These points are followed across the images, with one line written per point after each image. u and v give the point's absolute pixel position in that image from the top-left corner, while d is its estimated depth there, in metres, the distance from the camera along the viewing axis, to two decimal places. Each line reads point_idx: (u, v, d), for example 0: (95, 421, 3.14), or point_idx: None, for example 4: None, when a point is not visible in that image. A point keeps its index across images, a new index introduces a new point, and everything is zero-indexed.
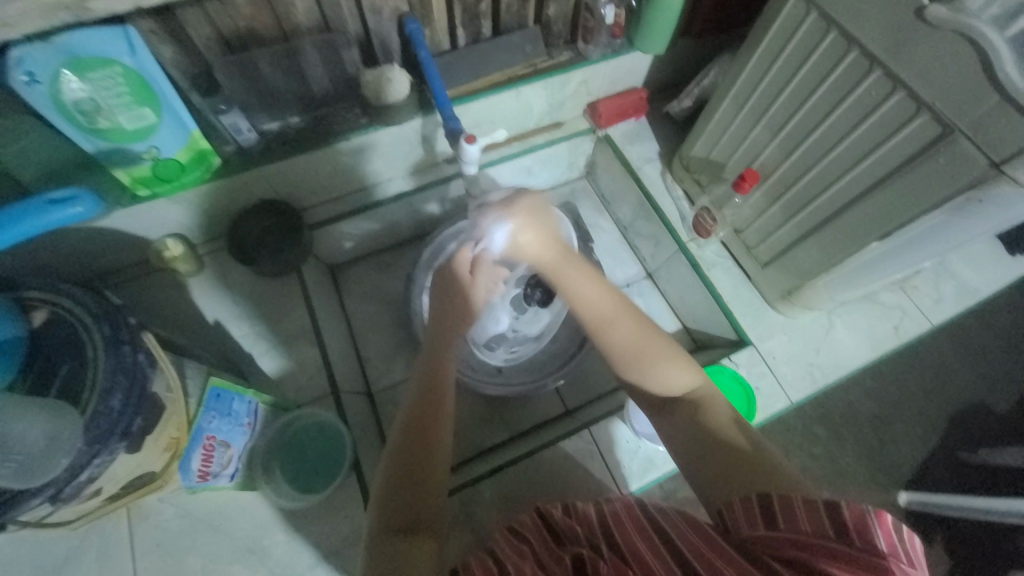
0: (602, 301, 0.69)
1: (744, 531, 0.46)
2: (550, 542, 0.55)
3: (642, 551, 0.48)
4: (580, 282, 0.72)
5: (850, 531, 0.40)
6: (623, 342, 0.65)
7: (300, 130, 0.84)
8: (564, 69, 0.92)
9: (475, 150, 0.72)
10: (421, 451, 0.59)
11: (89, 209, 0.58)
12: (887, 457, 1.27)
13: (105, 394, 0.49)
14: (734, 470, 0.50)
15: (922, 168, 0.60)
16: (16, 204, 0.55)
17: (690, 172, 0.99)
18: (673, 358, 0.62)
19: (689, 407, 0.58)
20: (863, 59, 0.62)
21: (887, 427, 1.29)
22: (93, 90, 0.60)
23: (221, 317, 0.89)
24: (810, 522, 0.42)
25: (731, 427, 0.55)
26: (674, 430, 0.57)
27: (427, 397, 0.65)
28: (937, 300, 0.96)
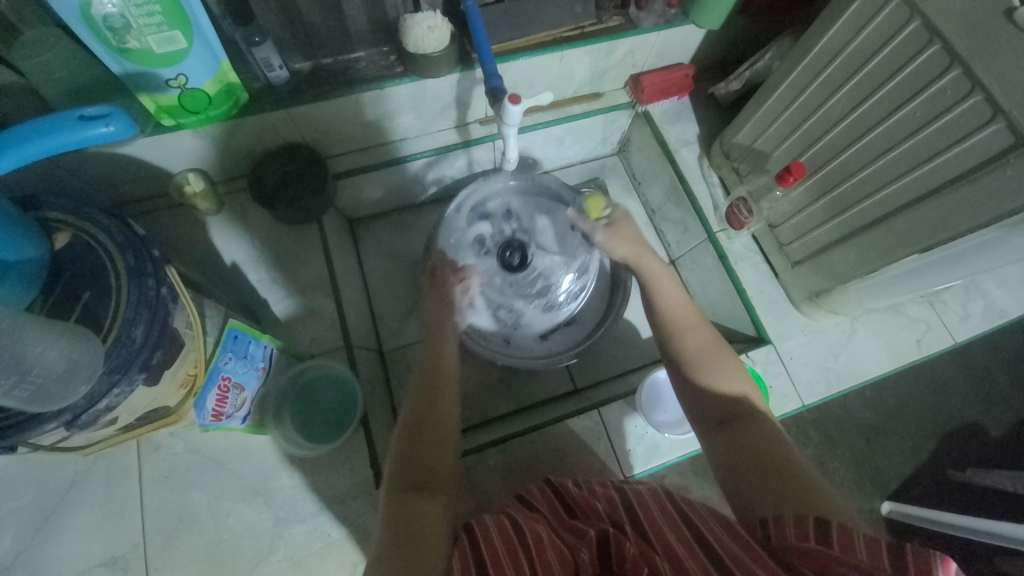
0: (685, 312, 0.71)
1: (790, 541, 0.44)
2: (562, 514, 0.57)
3: (670, 537, 0.49)
4: (667, 292, 0.74)
5: (910, 569, 0.37)
6: (688, 350, 0.66)
7: (332, 72, 0.81)
8: (612, 35, 0.87)
9: (518, 112, 0.67)
10: (429, 415, 0.63)
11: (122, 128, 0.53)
12: (876, 465, 1.28)
13: (127, 325, 0.48)
14: (784, 487, 0.50)
15: (985, 180, 0.56)
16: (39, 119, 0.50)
17: (729, 159, 0.95)
18: (737, 373, 0.63)
19: (758, 424, 0.57)
20: (943, 55, 0.57)
21: (879, 436, 1.30)
22: (123, 5, 0.56)
23: (238, 260, 0.87)
24: (866, 553, 0.39)
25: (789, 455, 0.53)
26: (738, 440, 0.56)
27: (430, 372, 0.70)
28: (963, 318, 0.94)
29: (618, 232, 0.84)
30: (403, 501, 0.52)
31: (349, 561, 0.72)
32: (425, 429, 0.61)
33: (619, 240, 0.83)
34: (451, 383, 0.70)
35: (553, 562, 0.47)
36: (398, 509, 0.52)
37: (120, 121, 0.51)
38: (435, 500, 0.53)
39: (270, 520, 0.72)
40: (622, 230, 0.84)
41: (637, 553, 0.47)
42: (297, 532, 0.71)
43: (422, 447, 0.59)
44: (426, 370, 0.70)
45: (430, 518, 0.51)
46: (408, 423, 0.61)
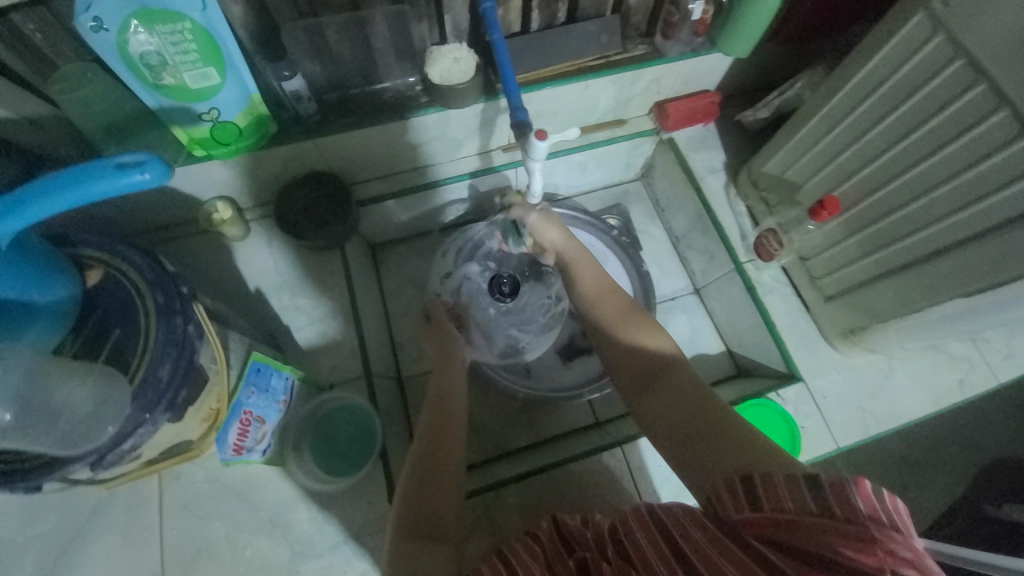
0: (600, 287, 0.74)
1: (731, 513, 0.44)
2: (561, 552, 0.52)
3: (649, 556, 0.46)
4: (584, 271, 0.76)
5: (832, 504, 0.39)
6: (609, 322, 0.70)
7: (359, 103, 0.82)
8: (639, 64, 0.86)
9: (544, 147, 0.66)
10: (432, 441, 0.62)
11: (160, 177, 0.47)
12: (910, 502, 1.22)
13: (155, 364, 0.48)
14: (713, 442, 0.52)
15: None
16: (83, 162, 0.46)
17: (757, 189, 0.92)
18: (651, 333, 0.67)
19: (678, 382, 0.60)
20: (990, 95, 0.55)
21: (914, 472, 1.24)
22: (160, 43, 0.59)
23: (262, 286, 0.88)
24: (790, 497, 0.41)
25: (712, 409, 0.55)
26: (665, 403, 0.59)
27: (441, 404, 0.67)
28: (1009, 356, 0.89)
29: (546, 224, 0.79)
30: (410, 548, 0.51)
31: None
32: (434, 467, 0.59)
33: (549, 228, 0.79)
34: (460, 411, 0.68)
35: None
36: (404, 557, 0.51)
37: (156, 167, 0.46)
38: (443, 549, 0.52)
39: (286, 554, 0.71)
40: (552, 218, 0.80)
41: None
42: (313, 568, 0.70)
43: (428, 493, 0.57)
44: (436, 398, 0.68)
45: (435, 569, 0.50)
46: (418, 456, 0.60)
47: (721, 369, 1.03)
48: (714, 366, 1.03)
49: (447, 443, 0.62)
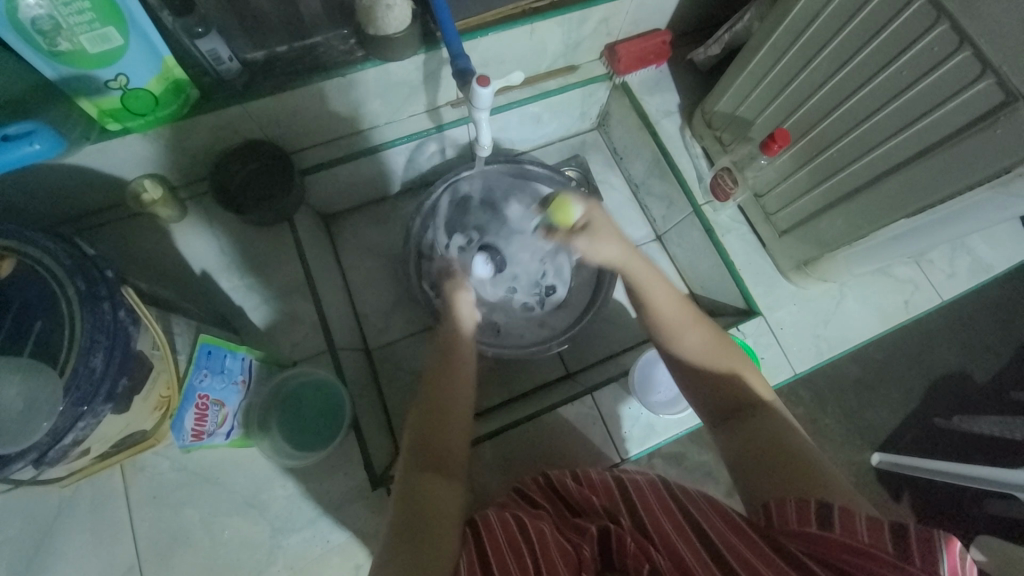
0: (679, 311, 0.63)
1: (791, 526, 0.45)
2: (567, 515, 0.57)
3: (670, 530, 0.48)
4: (652, 286, 0.65)
5: (913, 553, 0.38)
6: (693, 351, 0.61)
7: (289, 61, 0.75)
8: (585, 4, 0.83)
9: (488, 95, 0.62)
10: (441, 402, 0.61)
11: (48, 148, 0.59)
12: (864, 419, 1.30)
13: (84, 354, 0.45)
14: (795, 473, 0.49)
15: (975, 139, 0.54)
16: None
17: (711, 129, 0.92)
18: (739, 360, 0.60)
19: (767, 416, 0.56)
20: (928, 11, 0.55)
21: (867, 391, 1.31)
22: (50, 5, 0.52)
23: (208, 268, 0.83)
24: (867, 534, 0.41)
25: (795, 444, 0.53)
26: (744, 433, 0.55)
27: (448, 357, 0.67)
28: (950, 276, 0.93)
29: (597, 240, 0.68)
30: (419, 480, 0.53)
31: (352, 564, 0.71)
32: (438, 414, 0.60)
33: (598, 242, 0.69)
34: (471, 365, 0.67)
35: (557, 557, 0.46)
36: (410, 488, 0.52)
37: (44, 139, 0.59)
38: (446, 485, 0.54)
39: (267, 531, 0.71)
40: (602, 231, 0.69)
41: (636, 548, 0.46)
42: (295, 542, 0.71)
43: (436, 439, 0.57)
44: (443, 349, 0.69)
45: (438, 498, 0.52)
46: (421, 415, 0.60)
47: None
48: None
49: (455, 395, 0.62)
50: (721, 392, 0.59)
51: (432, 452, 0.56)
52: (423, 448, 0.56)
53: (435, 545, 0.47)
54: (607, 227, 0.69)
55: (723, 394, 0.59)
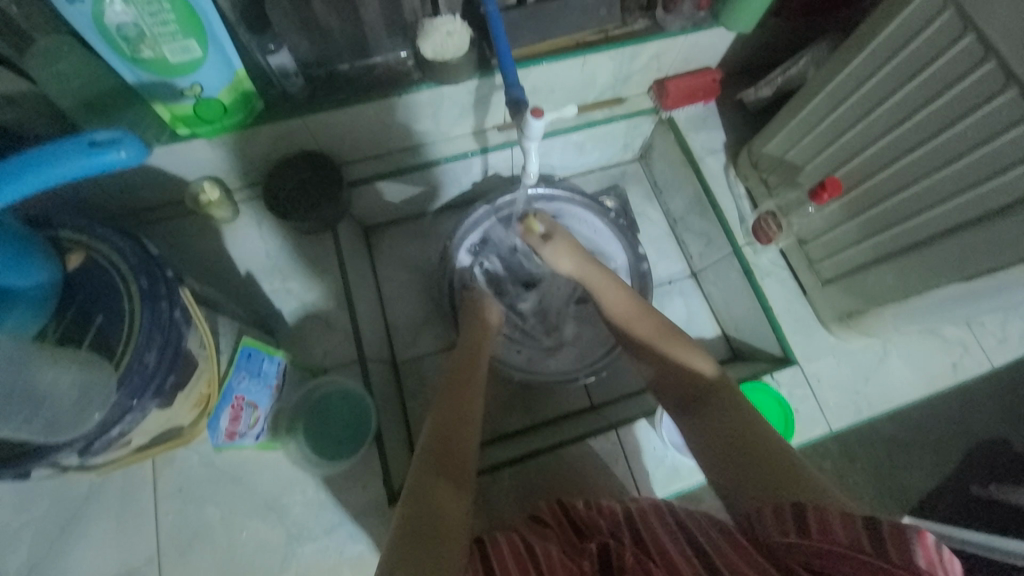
0: (629, 309, 0.77)
1: (774, 537, 0.44)
2: (571, 536, 0.56)
3: (672, 552, 0.48)
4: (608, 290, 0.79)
5: (888, 546, 0.38)
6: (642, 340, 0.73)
7: (349, 79, 0.78)
8: (638, 39, 0.84)
9: (540, 126, 0.63)
10: (461, 395, 0.66)
11: (138, 156, 0.45)
12: (896, 479, 1.24)
13: (140, 349, 0.47)
14: (759, 463, 0.52)
15: None
16: (53, 141, 0.44)
17: (757, 170, 0.91)
18: (693, 353, 0.67)
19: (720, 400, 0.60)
20: (999, 72, 0.53)
21: (901, 450, 1.26)
22: (137, 14, 0.56)
23: (253, 270, 0.86)
24: (844, 535, 0.40)
25: (765, 435, 0.54)
26: (704, 419, 0.60)
27: (462, 358, 0.74)
28: (1001, 341, 0.89)
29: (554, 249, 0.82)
30: (431, 479, 0.54)
31: None
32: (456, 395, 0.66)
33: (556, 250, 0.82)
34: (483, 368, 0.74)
35: None
36: (419, 484, 0.53)
37: (133, 145, 0.45)
38: (458, 493, 0.54)
39: (283, 537, 0.71)
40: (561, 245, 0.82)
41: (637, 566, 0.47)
42: (309, 551, 0.71)
43: (455, 433, 0.61)
44: (468, 352, 0.76)
45: (447, 505, 0.51)
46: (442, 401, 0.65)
47: (717, 353, 1.03)
48: (710, 350, 1.03)
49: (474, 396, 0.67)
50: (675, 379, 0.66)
51: (444, 454, 0.58)
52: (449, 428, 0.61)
53: (448, 542, 0.47)
54: (567, 241, 0.83)
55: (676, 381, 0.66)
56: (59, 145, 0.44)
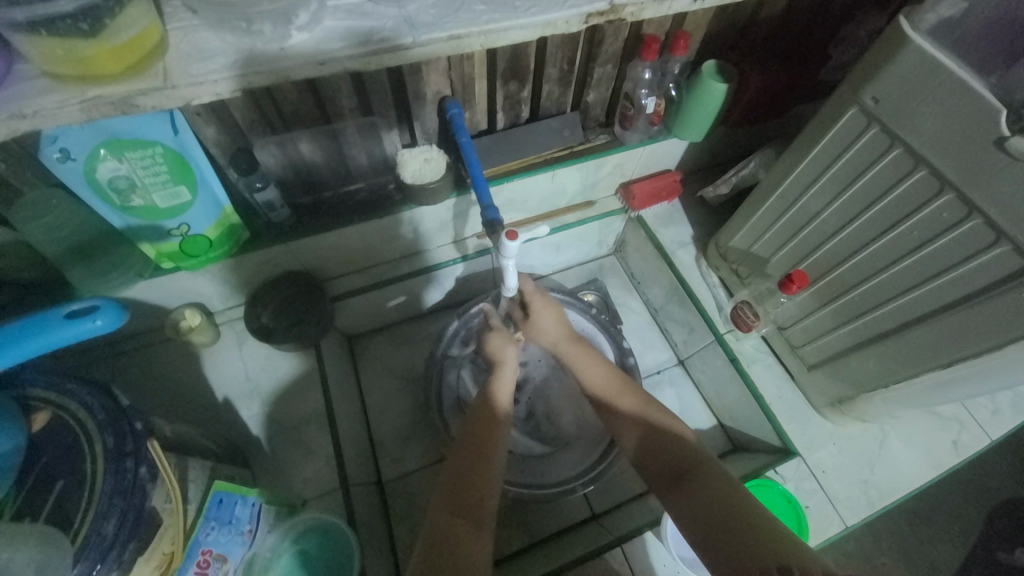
0: (607, 383, 0.75)
1: None
2: None
3: None
4: (588, 365, 0.77)
5: None
6: (625, 414, 0.70)
7: (333, 204, 0.83)
8: (600, 153, 0.91)
9: (515, 247, 0.66)
10: (478, 437, 0.67)
11: (112, 323, 0.48)
12: (924, 557, 1.17)
13: (99, 519, 0.44)
14: (750, 535, 0.50)
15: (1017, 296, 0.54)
16: (34, 313, 0.46)
17: (727, 261, 0.95)
18: (674, 423, 0.66)
19: (701, 474, 0.58)
20: (931, 179, 0.58)
21: (922, 523, 1.20)
22: (130, 168, 0.60)
23: (230, 395, 0.85)
24: None
25: (744, 503, 0.54)
26: (685, 495, 0.57)
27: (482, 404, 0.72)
28: (994, 412, 0.88)
29: (536, 321, 0.80)
30: (451, 524, 0.58)
31: None
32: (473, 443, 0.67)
33: (542, 319, 0.80)
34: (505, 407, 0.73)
35: None
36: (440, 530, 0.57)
37: (109, 312, 0.48)
38: (481, 534, 0.58)
39: None
40: (543, 308, 0.80)
41: None
42: None
43: (467, 484, 0.62)
44: (485, 397, 0.73)
45: (469, 550, 0.55)
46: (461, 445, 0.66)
47: (717, 445, 0.99)
48: (708, 442, 0.99)
49: (496, 438, 0.67)
50: (653, 449, 0.64)
51: (462, 503, 0.60)
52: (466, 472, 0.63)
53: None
54: (550, 305, 0.81)
55: (656, 451, 0.64)
56: (40, 315, 0.46)
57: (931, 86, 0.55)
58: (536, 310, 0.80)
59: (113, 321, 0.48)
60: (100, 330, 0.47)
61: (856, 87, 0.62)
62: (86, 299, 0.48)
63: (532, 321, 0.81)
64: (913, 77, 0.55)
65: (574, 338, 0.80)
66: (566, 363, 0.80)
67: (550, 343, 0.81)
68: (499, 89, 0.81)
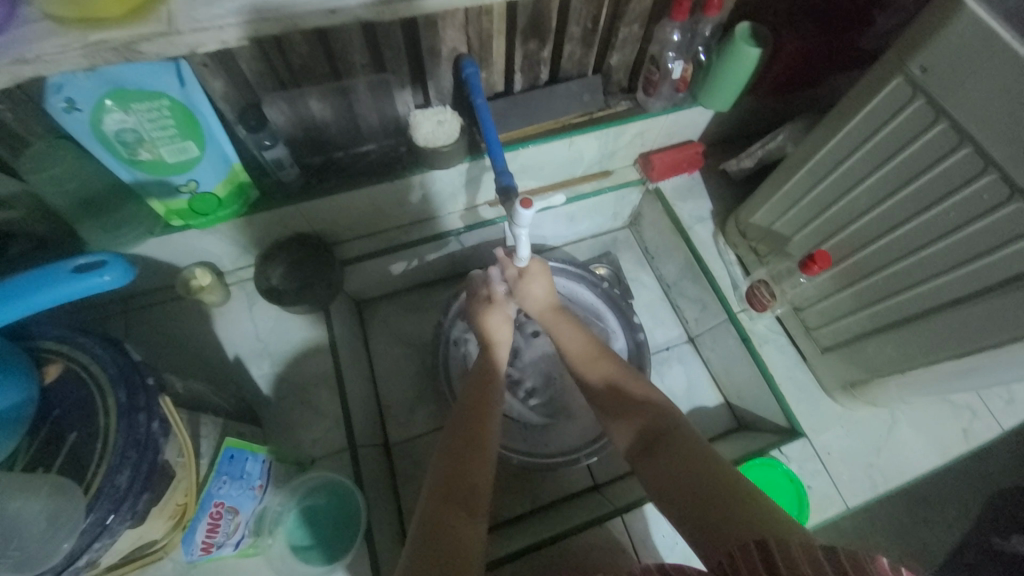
0: (587, 352, 0.73)
1: None
2: None
3: None
4: (570, 333, 0.76)
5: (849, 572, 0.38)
6: (605, 383, 0.69)
7: (343, 165, 0.81)
8: (621, 120, 0.87)
9: (529, 215, 0.64)
10: (472, 415, 0.66)
11: (121, 278, 0.47)
12: (920, 538, 1.19)
13: (113, 471, 0.44)
14: (726, 501, 0.49)
15: None
16: (39, 267, 0.45)
17: (746, 239, 0.92)
18: (654, 393, 0.65)
19: (679, 441, 0.57)
20: (975, 158, 0.54)
21: (921, 507, 1.21)
22: (137, 121, 0.58)
23: (241, 355, 0.86)
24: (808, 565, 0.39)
25: (723, 470, 0.53)
26: (662, 464, 0.56)
27: (479, 378, 0.72)
28: (1009, 402, 0.86)
29: (526, 285, 0.78)
30: (444, 509, 0.56)
31: None
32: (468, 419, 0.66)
33: (533, 283, 0.78)
34: (499, 384, 0.72)
35: None
36: (433, 515, 0.55)
37: (116, 268, 0.47)
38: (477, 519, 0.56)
39: None
40: (536, 274, 0.78)
41: None
42: None
43: (460, 459, 0.61)
44: (480, 376, 0.72)
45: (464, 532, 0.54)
46: (456, 421, 0.66)
47: (721, 423, 0.99)
48: (713, 419, 0.99)
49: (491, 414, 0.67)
50: (634, 420, 0.63)
51: (456, 478, 0.59)
52: (457, 448, 0.62)
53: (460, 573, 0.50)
54: (544, 271, 0.79)
55: (637, 422, 0.63)
56: (41, 271, 0.45)
57: (988, 55, 0.50)
58: (529, 276, 0.78)
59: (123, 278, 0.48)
60: (110, 284, 0.47)
61: (903, 55, 0.57)
62: (94, 253, 0.48)
63: (523, 286, 0.79)
64: (967, 45, 0.51)
65: (558, 309, 0.79)
66: (549, 330, 0.80)
67: (533, 308, 0.81)
68: (517, 48, 0.77)
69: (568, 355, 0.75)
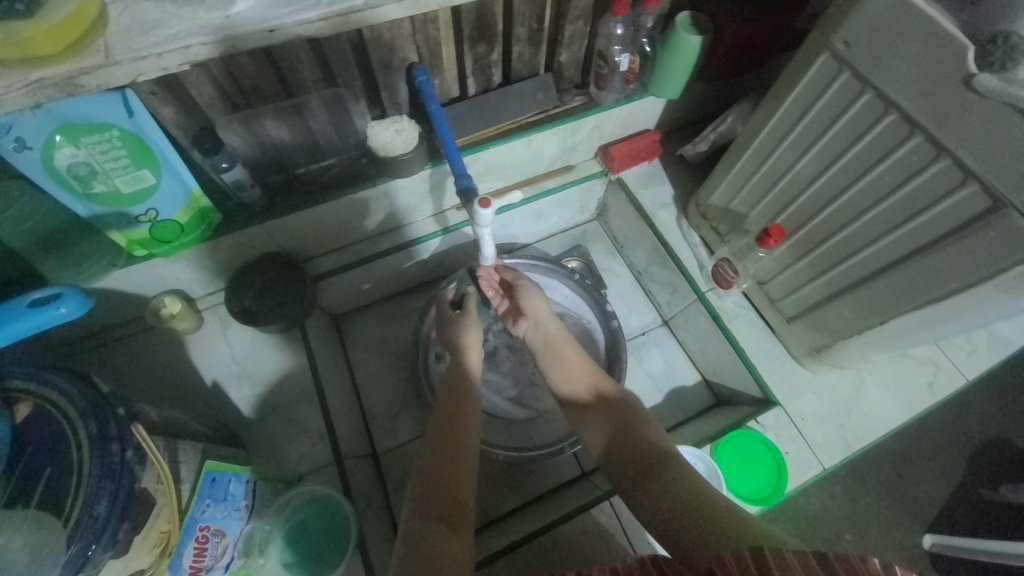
0: (574, 375, 0.74)
1: None
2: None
3: None
4: (556, 358, 0.77)
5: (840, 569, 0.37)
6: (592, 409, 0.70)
7: (306, 182, 0.81)
8: (576, 115, 0.89)
9: (489, 214, 0.65)
10: (449, 430, 0.65)
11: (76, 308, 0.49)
12: (908, 495, 1.23)
13: (90, 501, 0.44)
14: (713, 525, 0.51)
15: (984, 235, 0.55)
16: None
17: (707, 220, 0.95)
18: (642, 418, 0.66)
19: (668, 471, 0.59)
20: (902, 123, 0.58)
21: (906, 464, 1.25)
22: (89, 154, 0.59)
23: (219, 379, 0.86)
24: (798, 564, 0.39)
25: (708, 496, 0.55)
26: (652, 492, 0.57)
27: (454, 391, 0.71)
28: (970, 353, 0.91)
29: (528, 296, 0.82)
30: (426, 532, 0.54)
31: None
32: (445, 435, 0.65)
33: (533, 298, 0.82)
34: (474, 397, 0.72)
35: None
36: (416, 536, 0.54)
37: (71, 298, 0.48)
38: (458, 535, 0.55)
39: None
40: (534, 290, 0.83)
41: None
42: None
43: (441, 477, 0.60)
44: (454, 392, 0.71)
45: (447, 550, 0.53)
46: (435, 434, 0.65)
47: (701, 400, 1.02)
48: (693, 398, 1.02)
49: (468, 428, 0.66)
50: (621, 446, 0.64)
51: (439, 498, 0.58)
52: (436, 467, 0.61)
53: None
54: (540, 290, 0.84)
55: (625, 448, 0.63)
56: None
57: (901, 26, 0.53)
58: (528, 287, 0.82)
59: (79, 307, 0.49)
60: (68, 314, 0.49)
61: (827, 32, 0.60)
62: (48, 287, 0.49)
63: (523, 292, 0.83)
64: (882, 18, 0.54)
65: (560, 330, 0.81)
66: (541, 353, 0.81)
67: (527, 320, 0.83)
68: (467, 53, 0.78)
69: (554, 378, 0.76)
